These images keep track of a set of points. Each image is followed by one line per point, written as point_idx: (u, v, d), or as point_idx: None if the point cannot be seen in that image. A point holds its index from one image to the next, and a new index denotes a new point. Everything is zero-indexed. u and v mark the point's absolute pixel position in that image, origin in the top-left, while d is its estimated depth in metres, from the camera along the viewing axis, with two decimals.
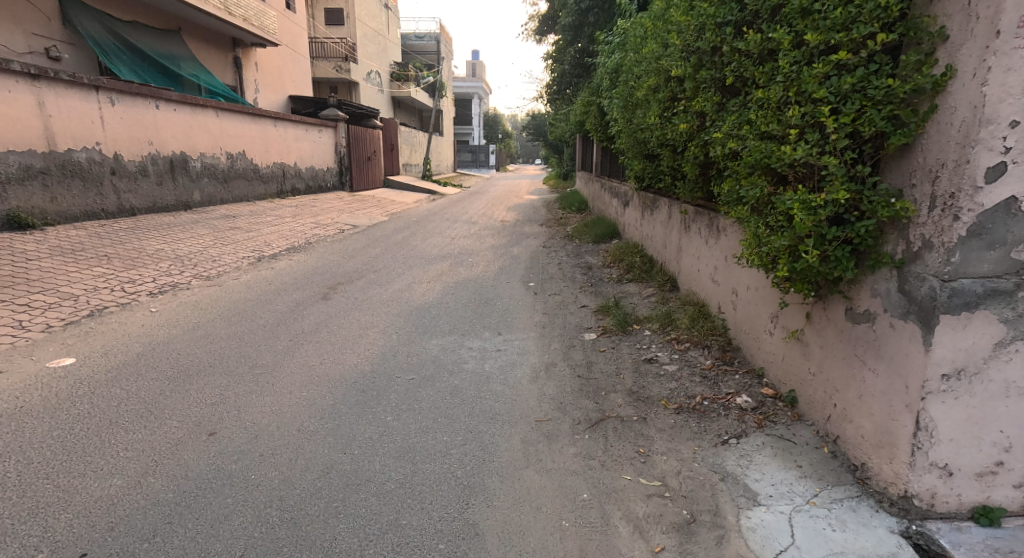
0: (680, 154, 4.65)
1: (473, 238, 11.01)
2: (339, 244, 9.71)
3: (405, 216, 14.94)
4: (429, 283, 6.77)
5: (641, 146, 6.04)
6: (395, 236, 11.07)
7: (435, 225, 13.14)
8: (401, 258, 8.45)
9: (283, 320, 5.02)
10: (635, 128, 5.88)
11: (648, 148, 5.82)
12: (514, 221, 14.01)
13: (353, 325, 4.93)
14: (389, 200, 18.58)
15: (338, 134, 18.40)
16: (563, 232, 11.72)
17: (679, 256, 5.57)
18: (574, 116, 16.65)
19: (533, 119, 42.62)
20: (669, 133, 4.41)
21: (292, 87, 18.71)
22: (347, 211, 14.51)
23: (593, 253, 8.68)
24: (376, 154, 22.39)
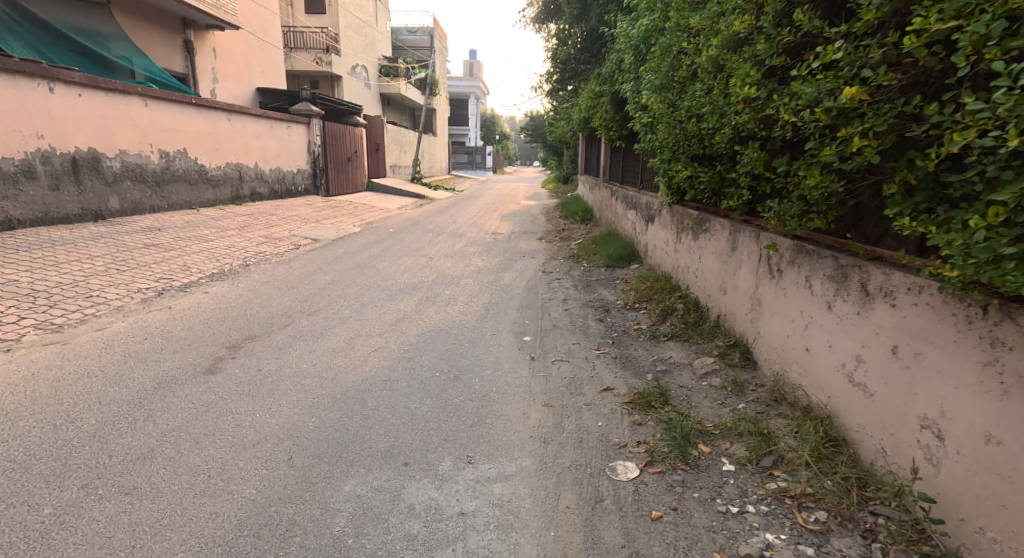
0: (793, 153, 2.87)
1: (456, 257, 9.04)
2: (284, 267, 7.75)
3: (383, 227, 12.94)
4: (381, 334, 4.83)
5: (691, 143, 4.11)
6: (362, 253, 9.12)
7: (414, 238, 11.15)
8: (354, 290, 6.49)
9: (117, 418, 3.10)
10: (683, 111, 4.01)
11: (704, 145, 3.92)
12: (509, 234, 12.03)
13: (226, 431, 3.00)
14: (369, 206, 16.59)
15: (311, 131, 16.51)
16: (566, 250, 9.75)
17: (755, 314, 3.66)
18: (580, 114, 14.65)
19: (532, 120, 40.61)
20: (787, 110, 2.62)
21: (261, 79, 16.75)
22: (313, 220, 12.52)
23: (607, 284, 6.72)
24: (357, 154, 20.44)
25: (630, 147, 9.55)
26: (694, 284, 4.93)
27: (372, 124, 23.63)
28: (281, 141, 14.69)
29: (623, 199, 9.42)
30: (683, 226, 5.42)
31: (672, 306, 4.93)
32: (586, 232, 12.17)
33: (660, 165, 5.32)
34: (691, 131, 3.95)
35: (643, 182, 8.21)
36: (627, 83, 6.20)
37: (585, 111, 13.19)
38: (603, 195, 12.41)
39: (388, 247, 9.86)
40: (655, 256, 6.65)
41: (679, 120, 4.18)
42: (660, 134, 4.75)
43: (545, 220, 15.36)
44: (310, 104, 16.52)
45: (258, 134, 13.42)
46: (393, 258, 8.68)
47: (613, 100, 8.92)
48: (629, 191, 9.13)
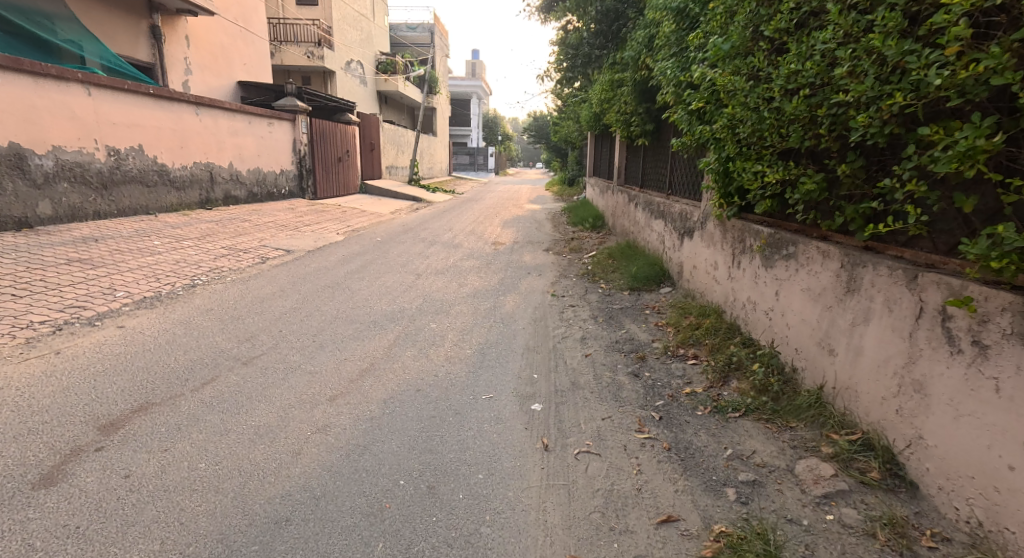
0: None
1: (448, 274, 7.73)
2: (240, 287, 6.46)
3: (370, 235, 11.61)
4: (336, 396, 3.55)
5: (801, 137, 2.94)
6: (339, 269, 7.81)
7: (402, 249, 9.82)
8: (317, 321, 5.20)
9: None
10: (807, 80, 2.82)
11: (831, 142, 2.82)
12: (511, 244, 10.69)
13: None
14: (360, 211, 15.34)
15: (298, 129, 15.39)
16: (578, 265, 8.41)
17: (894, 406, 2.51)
18: (592, 111, 13.27)
19: (535, 121, 39.17)
20: None
21: (242, 71, 15.51)
22: (291, 227, 11.22)
23: (635, 314, 5.41)
24: (349, 155, 19.23)
25: (656, 146, 8.20)
26: (769, 331, 3.62)
27: (367, 123, 22.33)
28: (262, 139, 13.44)
29: (646, 206, 8.08)
30: (749, 248, 4.11)
31: (736, 364, 3.63)
32: (597, 243, 10.80)
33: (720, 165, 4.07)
34: (823, 113, 2.75)
35: (676, 187, 6.89)
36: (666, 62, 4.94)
37: (598, 106, 11.81)
38: (619, 201, 11.05)
39: (371, 261, 8.54)
40: (697, 282, 5.33)
41: (777, 108, 3.07)
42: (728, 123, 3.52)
43: (551, 227, 13.99)
44: (295, 100, 15.26)
45: (232, 131, 12.19)
46: (373, 276, 7.38)
47: (636, 89, 7.59)
48: (654, 198, 7.79)
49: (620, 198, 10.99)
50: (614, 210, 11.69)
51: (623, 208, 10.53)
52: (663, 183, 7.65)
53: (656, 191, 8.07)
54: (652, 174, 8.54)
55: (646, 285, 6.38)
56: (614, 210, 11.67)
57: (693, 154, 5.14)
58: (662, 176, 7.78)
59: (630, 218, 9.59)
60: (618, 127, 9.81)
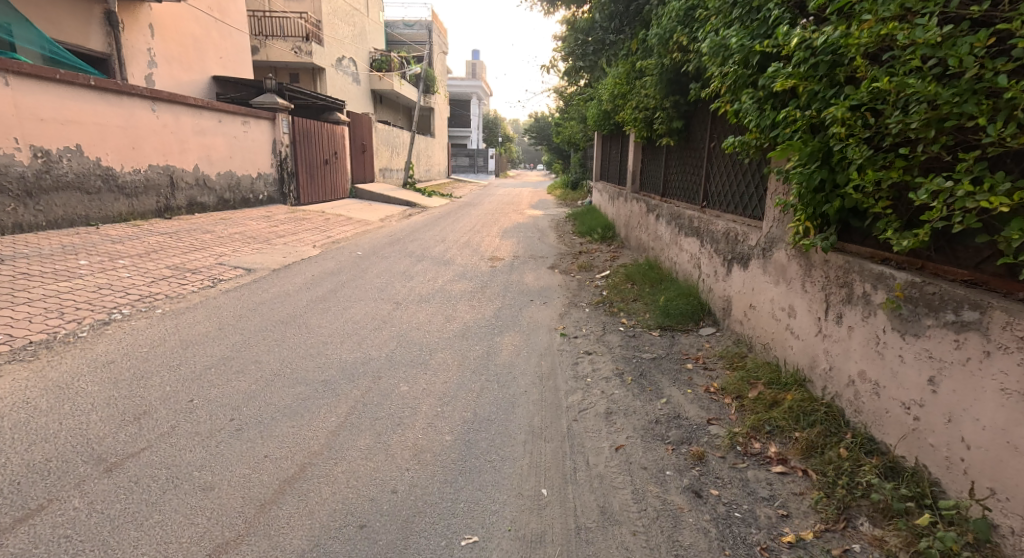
0: None
1: (433, 301, 6.43)
2: (170, 323, 5.17)
3: (352, 247, 10.32)
4: (232, 546, 2.28)
5: None
6: (302, 295, 6.52)
7: (385, 267, 8.52)
8: (250, 380, 3.91)
9: None
10: None
11: None
12: (511, 260, 9.39)
13: None
14: (346, 220, 14.07)
15: (278, 129, 14.21)
16: (590, 289, 7.11)
17: None
18: (603, 108, 11.97)
19: (536, 122, 37.83)
20: None
21: (217, 65, 14.25)
22: (261, 239, 9.95)
23: (673, 371, 4.12)
24: (335, 157, 17.99)
25: (683, 146, 6.96)
26: (905, 440, 2.53)
27: (358, 123, 21.06)
28: (233, 141, 12.21)
29: (673, 220, 6.80)
30: (858, 299, 2.85)
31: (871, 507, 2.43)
32: (609, 258, 9.49)
33: (806, 175, 2.96)
34: None
35: (716, 199, 5.66)
36: (711, 39, 3.84)
37: (611, 101, 10.50)
38: (633, 211, 9.75)
39: (344, 284, 7.24)
40: (758, 329, 4.04)
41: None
42: (879, 99, 2.51)
43: (555, 237, 12.68)
44: (275, 96, 14.03)
45: (199, 130, 10.97)
46: (341, 306, 6.09)
47: (664, 79, 6.33)
48: (683, 210, 6.52)
49: (635, 207, 9.69)
50: (628, 219, 10.37)
51: (639, 219, 9.22)
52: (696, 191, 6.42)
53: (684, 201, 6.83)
54: (679, 179, 7.29)
55: (678, 323, 5.10)
56: (627, 221, 10.38)
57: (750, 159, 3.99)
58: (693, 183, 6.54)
59: (649, 232, 8.29)
60: (635, 126, 8.53)
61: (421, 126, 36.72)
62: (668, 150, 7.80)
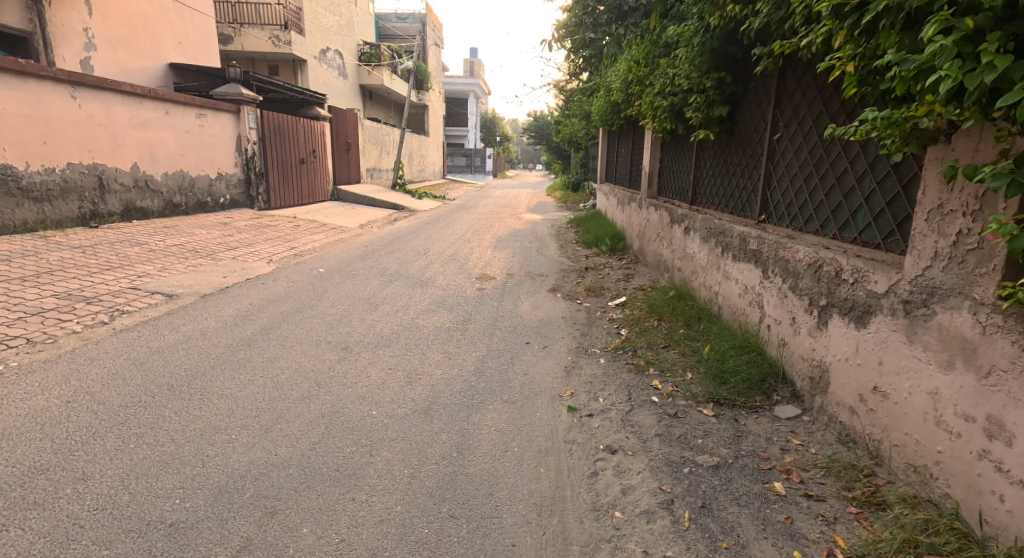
0: None
1: (395, 346, 4.85)
2: (3, 389, 3.59)
3: (316, 262, 8.74)
4: None
5: None
6: (223, 335, 4.94)
7: (347, 289, 6.95)
8: (44, 526, 2.36)
9: None
10: None
11: None
12: (504, 280, 7.81)
13: None
14: (322, 227, 12.56)
15: (243, 124, 12.76)
16: (604, 326, 5.54)
17: None
18: (613, 98, 10.40)
19: (535, 121, 36.26)
20: None
21: (174, 52, 12.70)
22: (206, 251, 8.39)
23: (754, 504, 2.55)
24: (312, 155, 16.44)
25: (724, 140, 5.44)
26: None
27: (341, 119, 19.50)
28: (182, 135, 10.70)
29: (712, 238, 5.25)
30: None
31: None
32: (622, 277, 7.98)
33: None
34: None
35: (786, 210, 4.15)
36: None
37: (626, 88, 8.93)
38: (651, 220, 8.19)
39: (286, 316, 5.66)
40: (901, 435, 2.52)
41: None
42: None
43: (556, 248, 11.10)
44: (239, 87, 12.61)
45: (140, 124, 9.46)
46: (269, 354, 4.52)
47: (707, 50, 4.77)
48: (727, 225, 4.98)
49: (653, 216, 8.12)
50: (643, 230, 8.79)
51: (659, 230, 7.66)
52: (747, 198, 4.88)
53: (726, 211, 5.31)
54: (716, 182, 5.77)
55: (743, 398, 3.54)
56: (643, 231, 8.80)
57: (882, 147, 2.55)
58: (741, 186, 5.03)
59: (674, 250, 6.73)
60: (655, 116, 6.99)
61: (414, 125, 35.12)
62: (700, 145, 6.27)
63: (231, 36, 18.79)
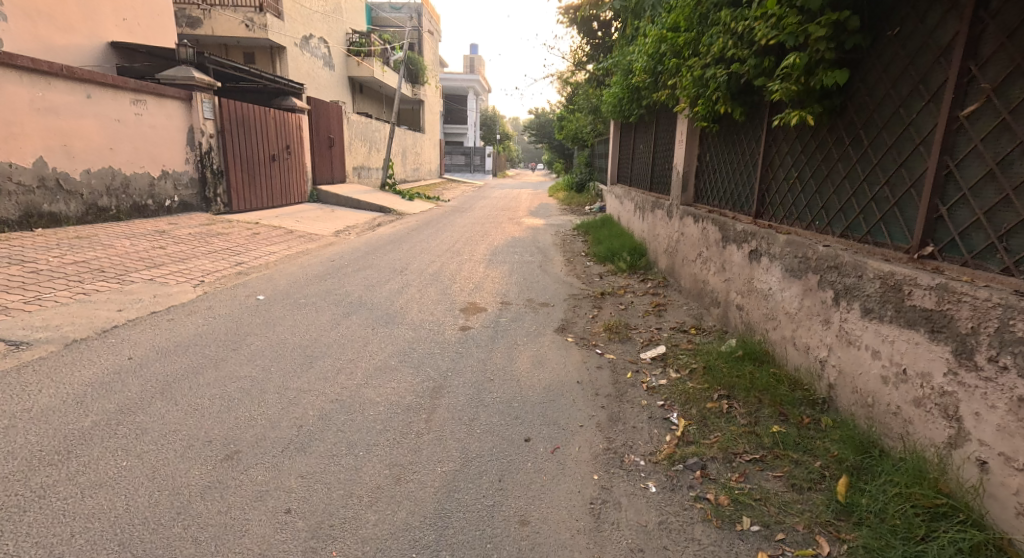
0: None
1: (315, 450, 3.06)
2: None
3: (260, 284, 6.98)
4: None
5: None
6: (45, 424, 3.15)
7: (283, 330, 5.16)
8: None
9: None
10: None
11: None
12: (496, 313, 6.04)
13: None
14: (289, 237, 10.86)
15: (195, 114, 11.01)
16: (640, 402, 3.78)
17: None
18: (634, 82, 8.62)
19: (536, 119, 34.38)
20: None
21: (119, 29, 10.92)
22: (114, 270, 6.60)
23: None
24: (285, 151, 14.66)
25: (820, 123, 3.71)
26: None
27: (322, 112, 17.79)
28: (112, 125, 8.97)
29: (814, 270, 3.47)
30: None
31: None
32: (648, 308, 6.24)
33: None
34: None
35: (998, 238, 2.55)
36: None
37: (657, 63, 7.10)
38: (689, 235, 6.39)
39: (173, 381, 3.87)
40: None
41: None
42: None
43: (563, 264, 9.30)
44: (191, 70, 10.87)
45: (48, 109, 7.77)
46: (93, 472, 2.73)
47: None
48: (846, 254, 3.21)
49: (692, 228, 6.32)
50: (676, 245, 7.00)
51: (701, 249, 5.87)
52: (880, 212, 3.17)
53: (828, 229, 3.59)
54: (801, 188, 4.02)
55: None
56: (675, 248, 7.01)
57: None
58: (861, 193, 3.33)
59: (731, 280, 4.95)
60: (703, 98, 5.29)
61: (409, 121, 33.16)
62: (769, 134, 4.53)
63: (201, 19, 16.96)
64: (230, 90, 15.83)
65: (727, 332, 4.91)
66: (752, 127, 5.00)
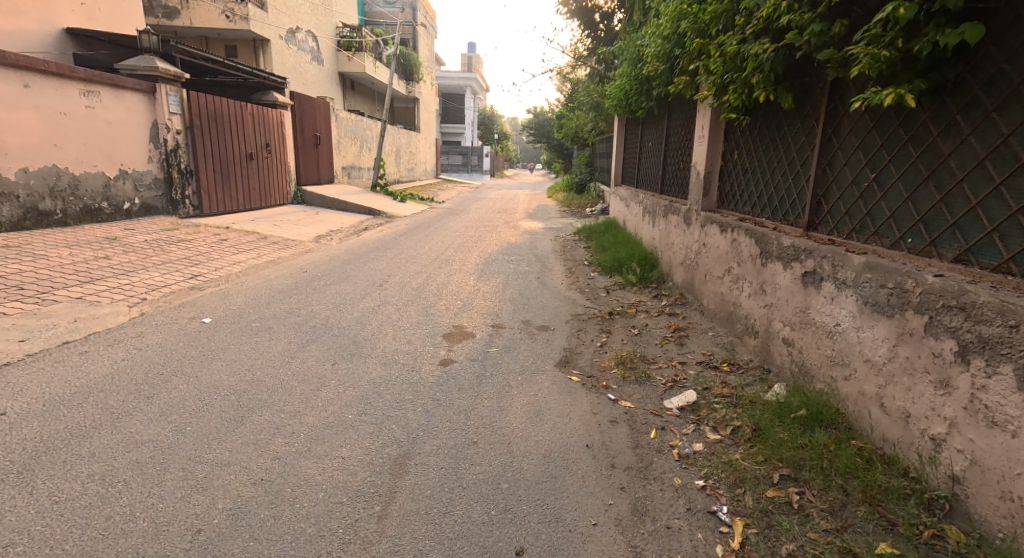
0: None
1: None
2: None
3: (212, 302, 6.02)
4: None
5: None
6: None
7: (222, 365, 4.20)
8: None
9: None
10: None
11: None
12: (485, 340, 5.10)
13: None
14: (264, 243, 9.93)
15: (160, 106, 9.99)
16: (671, 483, 2.84)
17: None
18: (645, 72, 7.68)
19: (535, 118, 33.38)
20: None
21: (75, 14, 9.88)
22: (37, 286, 5.65)
23: None
24: (262, 149, 13.67)
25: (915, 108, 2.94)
26: None
27: (308, 108, 16.84)
28: (56, 119, 8.08)
29: (923, 308, 2.57)
30: None
31: None
32: (665, 333, 5.33)
33: None
34: None
35: None
36: None
37: (674, 45, 6.14)
38: (715, 248, 5.43)
39: (47, 449, 2.92)
40: None
41: None
42: None
43: (564, 275, 8.34)
44: (155, 59, 9.87)
45: None
46: None
47: None
48: (977, 290, 2.40)
49: (718, 239, 5.36)
50: (697, 259, 6.03)
51: (732, 265, 4.92)
52: (993, 221, 2.59)
53: (934, 251, 2.82)
54: (879, 192, 3.17)
55: None
56: (695, 261, 6.05)
57: None
58: (996, 199, 2.59)
59: (775, 308, 4.03)
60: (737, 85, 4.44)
61: (403, 120, 32.15)
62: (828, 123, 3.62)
63: (178, 9, 15.97)
64: (207, 84, 14.84)
65: (771, 372, 3.96)
66: (800, 114, 4.09)
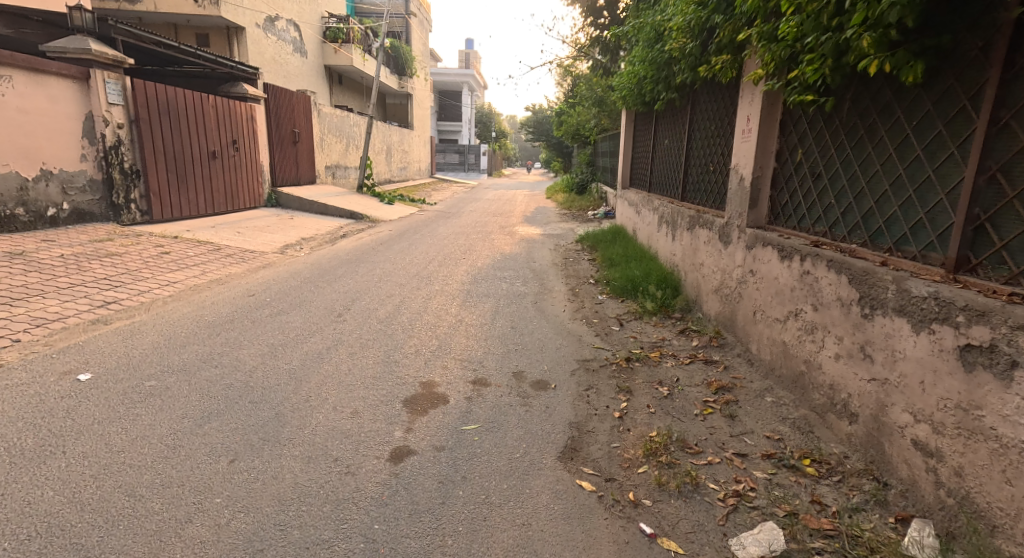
0: None
1: None
2: None
3: (108, 343, 4.67)
4: None
5: None
6: None
7: (62, 464, 2.88)
8: None
9: None
10: None
11: None
12: (458, 408, 3.78)
13: None
14: (218, 256, 8.60)
15: (94, 94, 8.63)
16: None
17: None
18: (667, 53, 6.34)
19: (534, 116, 32.02)
20: None
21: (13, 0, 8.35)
22: None
23: None
24: (226, 145, 12.28)
25: None
26: None
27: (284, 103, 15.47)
28: None
29: None
30: None
31: None
32: (700, 395, 4.02)
33: None
34: None
35: None
36: None
37: (711, 11, 4.79)
38: (772, 279, 4.08)
39: None
40: None
41: None
42: None
43: (566, 299, 6.99)
44: (88, 40, 8.52)
45: None
46: None
47: None
48: None
49: (778, 269, 4.01)
50: (742, 288, 4.67)
51: (803, 307, 3.57)
52: (1002, 237, 2.50)
53: None
54: None
55: None
56: (739, 292, 4.70)
57: None
58: None
59: (887, 388, 2.72)
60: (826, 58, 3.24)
61: (397, 117, 30.74)
62: (997, 97, 2.51)
63: None
64: (170, 75, 13.43)
65: (891, 487, 2.64)
66: (927, 89, 2.85)
